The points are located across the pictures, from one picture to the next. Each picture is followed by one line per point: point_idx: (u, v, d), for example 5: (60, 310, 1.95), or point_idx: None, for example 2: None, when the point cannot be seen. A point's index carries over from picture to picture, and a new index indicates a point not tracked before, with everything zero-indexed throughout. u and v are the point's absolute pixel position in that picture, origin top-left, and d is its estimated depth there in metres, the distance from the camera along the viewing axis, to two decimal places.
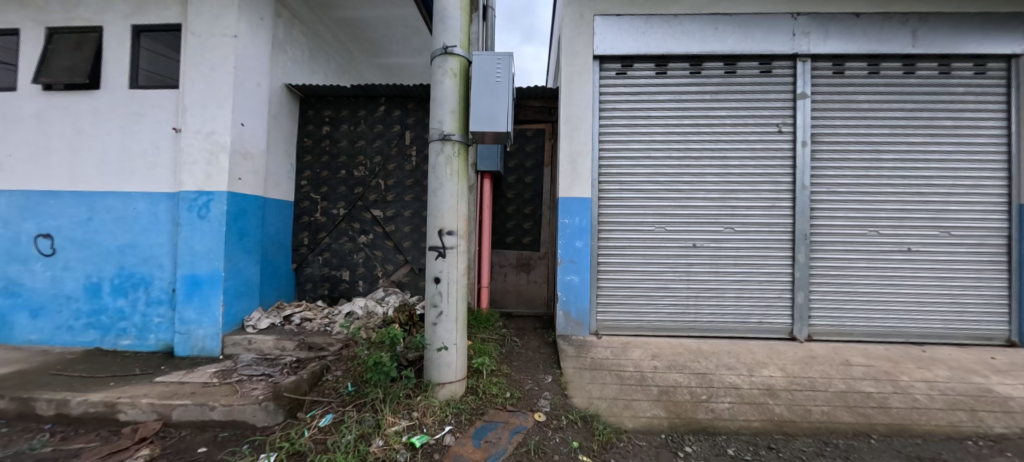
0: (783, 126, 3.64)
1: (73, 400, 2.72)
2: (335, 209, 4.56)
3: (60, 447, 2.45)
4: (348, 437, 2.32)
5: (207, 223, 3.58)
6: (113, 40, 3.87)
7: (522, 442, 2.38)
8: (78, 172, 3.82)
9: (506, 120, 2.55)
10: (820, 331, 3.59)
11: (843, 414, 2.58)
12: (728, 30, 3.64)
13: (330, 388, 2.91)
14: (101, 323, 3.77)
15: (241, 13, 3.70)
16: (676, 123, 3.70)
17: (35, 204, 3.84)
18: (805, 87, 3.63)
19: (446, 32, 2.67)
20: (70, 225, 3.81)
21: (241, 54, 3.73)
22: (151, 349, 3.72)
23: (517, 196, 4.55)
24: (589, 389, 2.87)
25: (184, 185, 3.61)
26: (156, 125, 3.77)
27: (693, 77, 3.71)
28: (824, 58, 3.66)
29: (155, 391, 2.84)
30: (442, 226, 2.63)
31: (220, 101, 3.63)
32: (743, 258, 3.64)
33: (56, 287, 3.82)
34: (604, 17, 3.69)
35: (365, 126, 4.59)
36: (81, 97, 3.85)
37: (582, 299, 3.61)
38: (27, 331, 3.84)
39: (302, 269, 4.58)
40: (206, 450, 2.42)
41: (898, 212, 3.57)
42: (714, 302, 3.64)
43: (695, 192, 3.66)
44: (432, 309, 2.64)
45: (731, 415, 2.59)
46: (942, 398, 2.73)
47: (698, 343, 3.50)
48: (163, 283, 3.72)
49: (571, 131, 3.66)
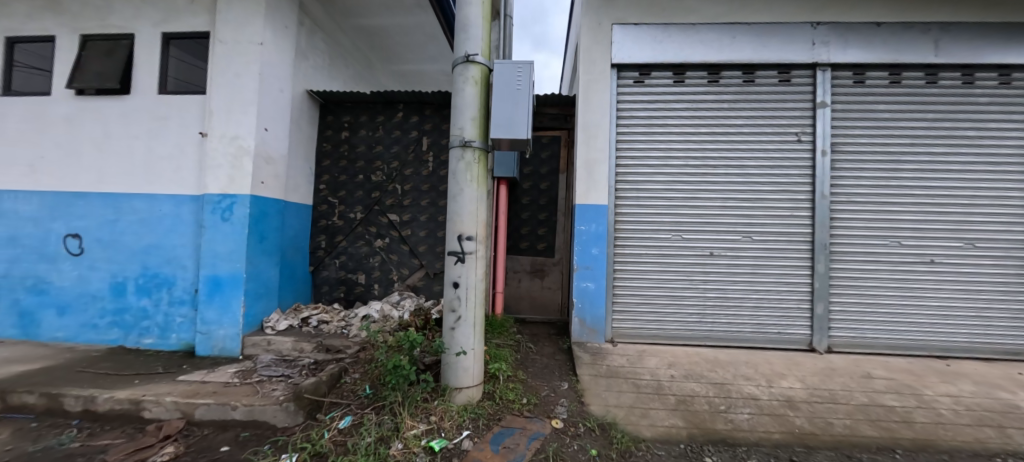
0: (802, 135, 3.62)
1: (99, 397, 2.78)
2: (352, 212, 4.62)
3: (87, 442, 2.51)
4: (367, 439, 2.32)
5: (230, 224, 3.67)
6: (143, 46, 3.99)
7: (541, 448, 2.37)
8: (106, 174, 3.93)
9: (527, 127, 2.57)
10: (840, 343, 3.53)
11: (866, 428, 2.53)
12: (746, 38, 3.65)
13: (349, 390, 2.95)
14: (125, 322, 3.86)
15: (267, 21, 3.81)
16: (693, 131, 3.70)
17: (66, 204, 3.97)
18: (825, 95, 3.61)
19: (468, 40, 2.72)
20: (97, 226, 3.91)
21: (266, 61, 3.82)
22: (172, 348, 3.79)
23: (532, 202, 4.57)
24: (605, 396, 2.87)
25: (208, 187, 3.70)
26: (182, 129, 3.87)
27: (711, 86, 3.71)
28: (845, 67, 3.64)
29: (178, 390, 2.90)
30: (461, 231, 2.66)
31: (245, 107, 3.72)
32: (760, 267, 3.61)
33: (83, 286, 3.92)
34: (621, 27, 3.72)
35: (383, 132, 4.65)
36: (112, 102, 3.97)
37: (598, 305, 3.61)
38: (54, 328, 3.95)
39: (319, 272, 4.63)
40: (228, 449, 2.45)
41: (919, 223, 3.52)
42: (732, 311, 3.62)
43: (713, 200, 3.65)
44: (450, 314, 2.67)
45: (751, 426, 2.55)
46: (968, 414, 2.66)
47: (715, 352, 3.47)
48: (185, 283, 3.80)
49: (588, 139, 3.69)
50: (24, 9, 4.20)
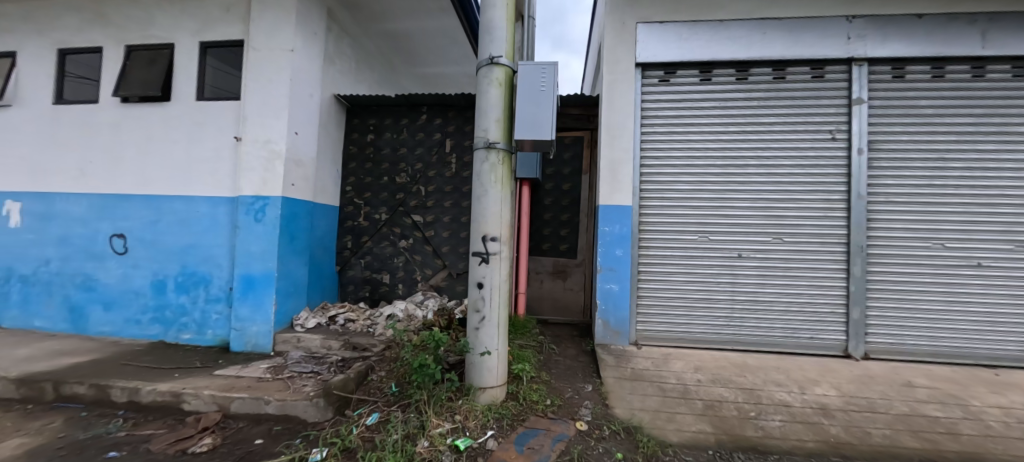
0: (837, 133, 3.49)
1: (143, 389, 2.93)
2: (377, 214, 4.72)
3: (132, 432, 2.65)
4: (394, 436, 2.35)
5: (263, 225, 3.80)
6: (182, 54, 4.18)
7: (566, 450, 2.35)
8: (149, 177, 4.14)
9: (551, 128, 2.57)
10: (878, 350, 3.38)
11: (907, 439, 2.41)
12: (776, 34, 3.55)
13: (376, 388, 3.02)
14: (165, 318, 4.05)
15: (297, 28, 3.93)
16: (721, 130, 3.61)
17: (111, 206, 4.19)
18: (861, 92, 3.46)
19: (492, 42, 2.74)
20: (140, 226, 4.12)
21: (297, 67, 3.95)
22: (209, 344, 3.96)
23: (554, 203, 4.56)
24: (630, 399, 2.83)
25: (243, 189, 3.85)
26: (218, 133, 4.04)
27: (740, 83, 3.62)
28: (883, 62, 3.49)
29: (215, 384, 3.02)
30: (486, 232, 2.68)
31: (277, 111, 3.85)
32: (791, 269, 3.50)
33: (127, 283, 4.13)
34: (646, 25, 3.68)
35: (407, 134, 4.73)
36: (153, 109, 4.18)
37: (622, 307, 3.57)
38: (100, 323, 4.18)
39: (345, 272, 4.74)
40: (262, 442, 2.53)
41: (964, 225, 3.34)
42: (762, 315, 3.52)
43: (741, 201, 3.56)
44: (474, 314, 2.70)
45: (784, 434, 2.47)
46: (1020, 427, 2.50)
47: (744, 357, 3.39)
48: (221, 282, 3.96)
49: (612, 139, 3.66)
50: (74, 23, 4.47)
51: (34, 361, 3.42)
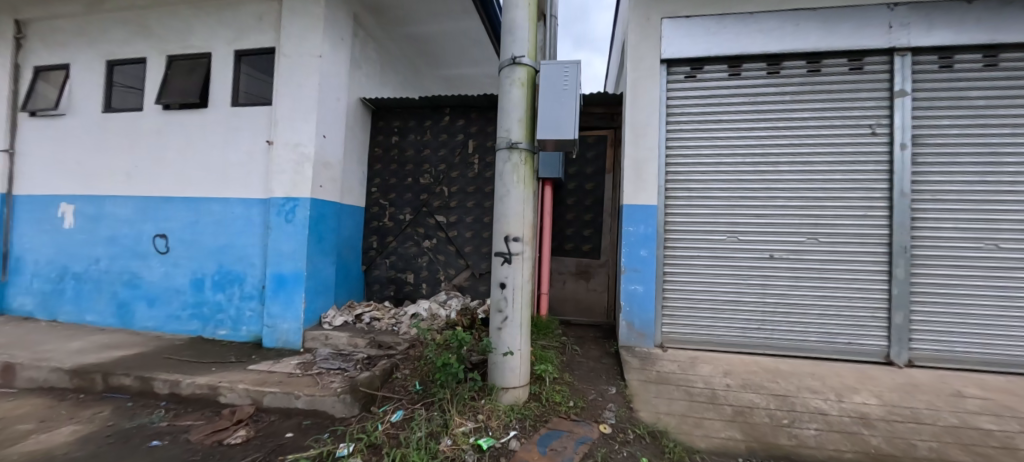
0: (877, 127, 3.31)
1: (183, 382, 3.08)
2: (401, 214, 4.80)
3: (173, 422, 2.79)
4: (418, 434, 2.37)
5: (293, 226, 3.93)
6: (218, 62, 4.38)
7: (589, 453, 2.32)
8: (188, 180, 4.36)
9: (574, 127, 2.55)
10: (923, 357, 3.19)
11: (956, 453, 2.26)
12: (811, 25, 3.40)
13: (400, 385, 3.07)
14: (203, 315, 4.25)
15: (326, 34, 4.05)
16: (751, 127, 3.49)
17: (155, 208, 4.43)
18: (904, 83, 3.27)
19: (514, 43, 2.74)
20: (180, 227, 4.34)
21: (325, 72, 4.07)
22: (243, 340, 4.12)
23: (577, 203, 4.52)
24: (655, 403, 2.77)
25: (274, 191, 4.00)
26: (251, 138, 4.20)
27: (771, 78, 3.49)
28: (928, 51, 3.29)
29: (248, 378, 3.14)
30: (509, 232, 2.68)
31: (306, 115, 3.98)
32: (828, 271, 3.34)
33: (169, 281, 4.36)
34: (671, 20, 3.60)
35: (431, 135, 4.79)
36: (192, 115, 4.39)
37: (647, 309, 3.50)
38: (145, 318, 4.43)
39: (371, 272, 4.85)
40: (292, 435, 2.61)
41: (1021, 224, 3.10)
42: (796, 318, 3.37)
43: (773, 200, 3.43)
44: (497, 314, 2.70)
45: (820, 443, 2.36)
46: None
47: (776, 362, 3.26)
48: (254, 280, 4.12)
49: (636, 138, 3.60)
50: (122, 35, 4.76)
51: (86, 353, 3.66)
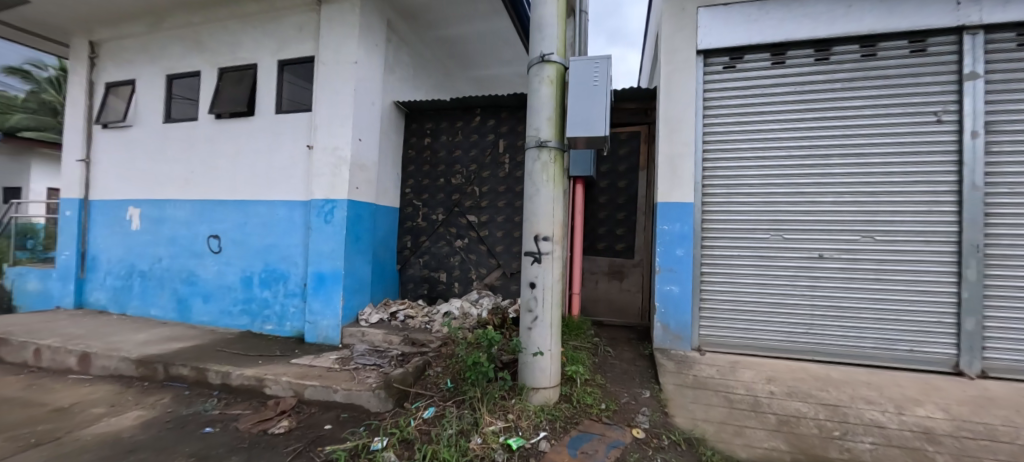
0: (943, 114, 3.02)
1: (233, 373, 3.29)
2: (434, 214, 4.89)
3: (224, 411, 2.99)
4: (449, 431, 2.40)
5: (332, 226, 4.11)
6: (264, 72, 4.63)
7: (622, 457, 2.26)
8: (238, 183, 4.65)
9: (605, 124, 2.49)
10: (1000, 368, 2.87)
11: None
12: (865, 6, 3.15)
13: (432, 383, 3.13)
14: (252, 310, 4.52)
15: (361, 41, 4.19)
16: (796, 118, 3.28)
17: (209, 210, 4.76)
18: (976, 65, 2.96)
19: (543, 40, 2.71)
20: (231, 228, 4.64)
21: (360, 78, 4.21)
22: (287, 334, 4.35)
23: (609, 201, 4.42)
24: (691, 409, 2.66)
25: (314, 194, 4.19)
26: (293, 142, 4.42)
27: (819, 65, 3.26)
28: (1005, 28, 2.95)
29: (291, 371, 3.31)
30: (538, 232, 2.66)
31: (343, 120, 4.14)
32: (886, 272, 3.08)
33: (221, 279, 4.67)
34: (708, 9, 3.44)
35: (462, 136, 4.85)
36: (240, 123, 4.68)
37: (683, 311, 3.37)
38: (201, 313, 4.77)
39: (405, 270, 4.97)
40: (330, 427, 2.72)
41: None
42: (849, 323, 3.14)
43: (820, 195, 3.21)
44: (527, 314, 2.69)
45: (876, 458, 2.18)
46: None
47: (826, 369, 3.04)
48: (297, 278, 4.33)
49: (670, 133, 3.47)
50: (179, 51, 5.14)
51: (150, 344, 3.98)
